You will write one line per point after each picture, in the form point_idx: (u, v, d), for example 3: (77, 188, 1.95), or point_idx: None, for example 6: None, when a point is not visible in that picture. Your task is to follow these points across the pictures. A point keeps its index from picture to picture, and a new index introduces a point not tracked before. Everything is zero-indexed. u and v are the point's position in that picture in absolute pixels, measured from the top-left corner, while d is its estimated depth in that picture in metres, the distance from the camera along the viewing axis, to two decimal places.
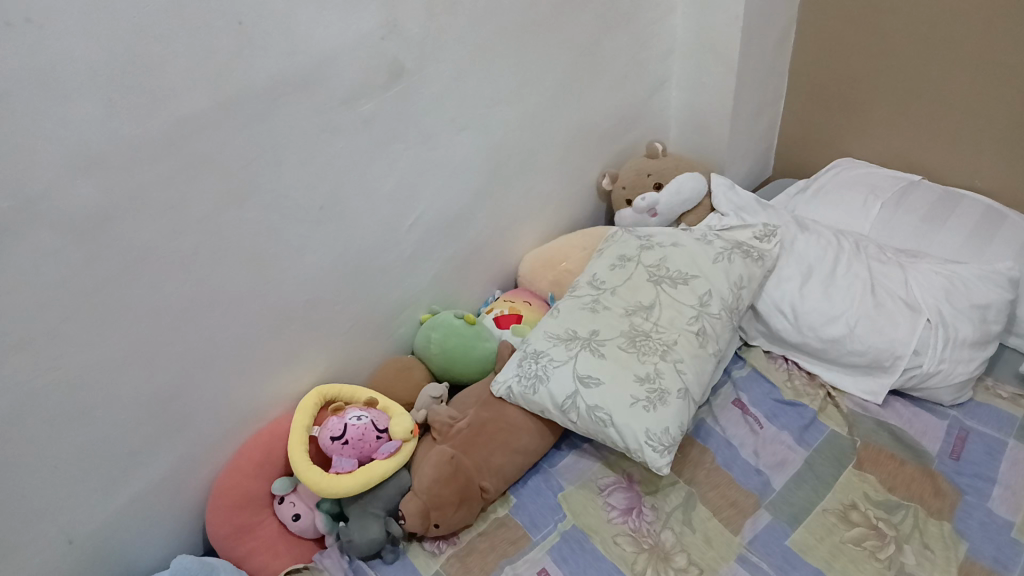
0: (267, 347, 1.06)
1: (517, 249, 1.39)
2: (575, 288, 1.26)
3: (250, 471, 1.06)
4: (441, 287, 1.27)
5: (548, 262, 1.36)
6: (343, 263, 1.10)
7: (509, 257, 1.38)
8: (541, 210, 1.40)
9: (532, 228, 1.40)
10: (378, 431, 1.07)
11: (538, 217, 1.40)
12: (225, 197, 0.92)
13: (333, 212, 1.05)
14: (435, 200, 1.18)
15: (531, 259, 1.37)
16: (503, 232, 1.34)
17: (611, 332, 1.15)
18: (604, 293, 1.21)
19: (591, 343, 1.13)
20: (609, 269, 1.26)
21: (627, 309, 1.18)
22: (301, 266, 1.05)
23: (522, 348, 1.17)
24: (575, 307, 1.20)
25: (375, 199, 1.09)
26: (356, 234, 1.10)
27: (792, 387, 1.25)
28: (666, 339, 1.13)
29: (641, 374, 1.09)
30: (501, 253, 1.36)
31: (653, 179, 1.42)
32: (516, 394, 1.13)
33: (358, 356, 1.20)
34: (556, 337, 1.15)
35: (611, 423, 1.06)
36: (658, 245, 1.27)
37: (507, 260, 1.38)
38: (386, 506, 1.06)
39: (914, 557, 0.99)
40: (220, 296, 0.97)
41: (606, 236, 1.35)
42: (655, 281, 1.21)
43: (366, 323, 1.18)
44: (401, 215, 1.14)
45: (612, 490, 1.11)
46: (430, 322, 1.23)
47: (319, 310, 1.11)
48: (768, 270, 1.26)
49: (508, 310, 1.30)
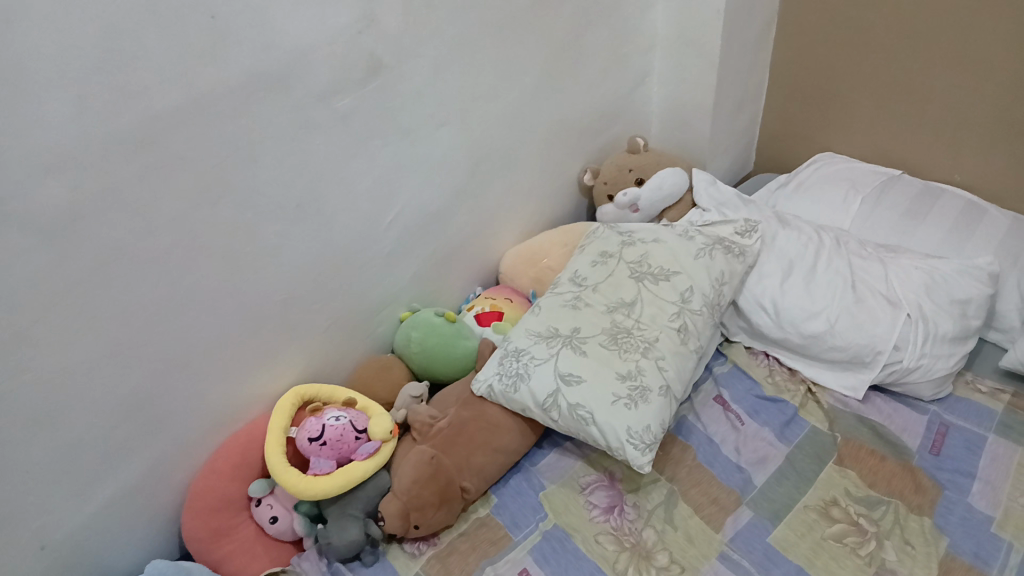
0: (244, 346, 1.05)
1: (498, 245, 1.38)
2: (556, 285, 1.25)
3: (227, 473, 1.05)
4: (421, 284, 1.26)
5: (529, 258, 1.35)
6: (321, 261, 1.09)
7: (490, 253, 1.37)
8: (522, 206, 1.39)
9: (513, 225, 1.38)
10: (357, 432, 1.06)
11: (519, 212, 1.39)
12: (200, 195, 0.90)
13: (310, 209, 1.03)
14: (415, 197, 1.17)
15: (513, 255, 1.36)
16: (484, 229, 1.33)
17: (592, 329, 1.14)
18: (586, 290, 1.21)
19: (573, 340, 1.12)
20: (590, 266, 1.25)
21: (608, 306, 1.17)
22: (277, 265, 1.03)
23: (503, 346, 1.16)
24: (556, 304, 1.19)
25: (353, 195, 1.08)
26: (335, 231, 1.08)
27: (773, 383, 1.25)
28: (647, 336, 1.12)
29: (623, 371, 1.08)
30: (482, 250, 1.35)
31: (634, 175, 1.41)
32: (497, 392, 1.12)
33: (337, 354, 1.19)
34: (537, 335, 1.14)
35: (592, 421, 1.05)
36: (639, 241, 1.26)
37: (487, 257, 1.37)
38: (366, 508, 1.05)
39: (894, 553, 0.99)
40: (195, 295, 0.96)
41: (587, 233, 1.34)
42: (636, 277, 1.20)
43: (345, 322, 1.17)
44: (380, 212, 1.13)
45: (594, 488, 1.10)
46: (411, 319, 1.22)
47: (297, 309, 1.09)
48: (749, 266, 1.26)
49: (490, 306, 1.28)
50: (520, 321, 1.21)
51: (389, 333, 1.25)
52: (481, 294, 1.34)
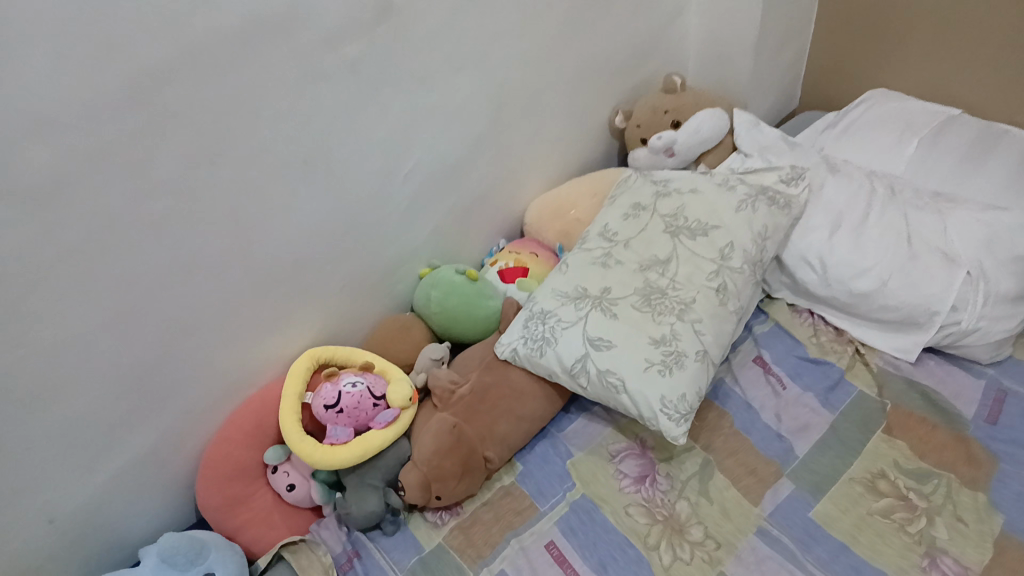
0: (254, 309, 0.99)
1: (522, 195, 1.29)
2: (586, 240, 1.17)
3: (243, 441, 1.01)
4: (441, 238, 1.19)
5: (557, 209, 1.26)
6: (333, 218, 1.02)
7: (513, 203, 1.28)
8: (549, 153, 1.30)
9: (538, 172, 1.30)
10: (375, 399, 1.00)
11: (544, 159, 1.29)
12: (202, 154, 0.84)
13: (319, 163, 0.96)
14: (432, 147, 1.09)
15: (540, 206, 1.28)
16: (508, 179, 1.24)
17: (625, 290, 1.07)
18: (617, 246, 1.13)
19: (603, 301, 1.06)
20: (621, 219, 1.17)
21: (641, 264, 1.10)
22: (286, 224, 0.97)
23: (528, 306, 1.10)
24: (585, 261, 1.12)
25: (365, 146, 1.00)
26: (347, 185, 1.01)
27: (818, 343, 1.16)
28: (683, 297, 1.06)
29: (656, 336, 1.02)
30: (504, 200, 1.26)
31: (671, 116, 1.31)
32: (522, 357, 1.05)
33: (352, 314, 1.12)
34: (564, 295, 1.07)
35: (623, 389, 1.00)
36: (675, 192, 1.18)
37: (511, 207, 1.29)
38: (387, 477, 1.00)
39: (945, 531, 0.93)
40: (200, 259, 0.90)
41: (619, 185, 1.25)
42: (672, 232, 1.13)
43: (360, 282, 1.11)
44: (398, 164, 1.05)
45: (625, 456, 1.04)
46: (433, 274, 1.14)
47: (308, 268, 1.03)
48: (795, 219, 1.18)
49: (515, 262, 1.21)
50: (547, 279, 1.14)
51: (408, 290, 1.18)
52: (506, 247, 1.26)
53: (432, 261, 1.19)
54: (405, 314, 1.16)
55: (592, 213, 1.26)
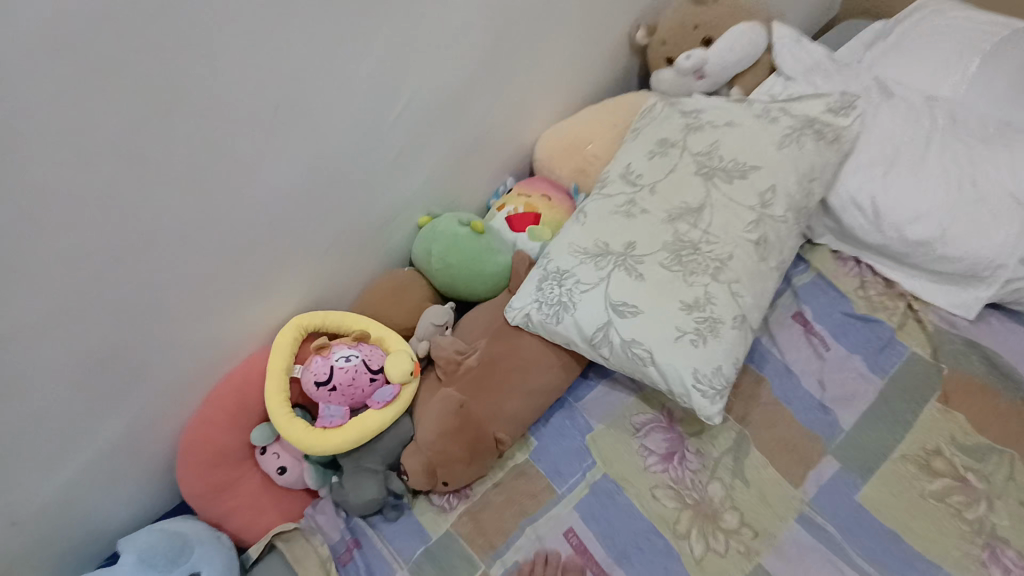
0: (231, 278, 0.87)
1: (530, 128, 1.14)
2: (606, 184, 1.04)
3: (224, 422, 0.90)
4: (439, 183, 1.05)
5: (571, 144, 1.12)
6: (316, 171, 0.88)
7: (519, 138, 1.14)
8: (561, 78, 1.14)
9: (549, 100, 1.14)
10: (371, 374, 0.89)
11: (555, 87, 1.14)
12: (157, 112, 0.69)
13: (297, 111, 0.81)
14: (428, 82, 0.93)
15: (550, 139, 1.13)
16: (514, 110, 1.09)
17: (652, 246, 0.94)
18: (641, 192, 1.00)
19: (627, 259, 0.93)
20: (646, 159, 1.03)
21: (670, 213, 0.97)
22: (262, 182, 0.83)
23: (541, 263, 0.98)
24: (606, 210, 0.99)
25: (350, 87, 0.85)
26: (331, 132, 0.86)
27: (865, 298, 1.04)
28: (719, 253, 0.94)
29: (689, 300, 0.90)
30: (510, 135, 1.12)
31: (701, 33, 1.14)
32: (535, 323, 0.94)
33: (342, 273, 1.00)
34: (583, 252, 0.95)
35: (651, 362, 0.88)
36: (708, 125, 1.04)
37: (517, 143, 1.14)
38: (385, 459, 0.91)
39: (1008, 517, 0.83)
40: (164, 232, 0.76)
41: (642, 117, 1.10)
42: (704, 175, 0.99)
43: (349, 236, 0.98)
44: (389, 103, 0.91)
45: (650, 430, 0.93)
46: (434, 224, 1.01)
47: (291, 228, 0.90)
48: (845, 154, 1.04)
49: (524, 207, 1.08)
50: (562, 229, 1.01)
51: (404, 242, 1.06)
52: (514, 188, 1.12)
53: (430, 209, 1.06)
54: (404, 269, 1.04)
55: (611, 148, 1.11)
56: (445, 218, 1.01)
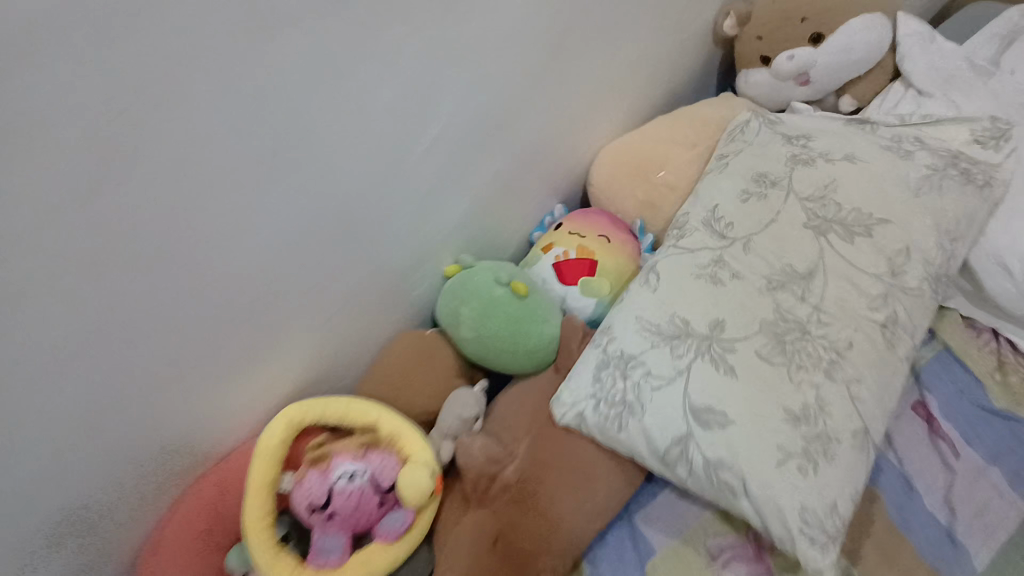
0: (212, 364, 0.66)
1: (585, 146, 0.92)
2: (683, 232, 0.81)
3: (191, 551, 0.68)
4: (476, 220, 0.84)
5: (643, 166, 0.89)
6: (321, 222, 0.67)
7: (570, 158, 0.92)
8: (626, 86, 0.92)
9: (611, 114, 0.92)
10: (380, 494, 0.69)
11: (618, 94, 0.92)
12: (90, 164, 0.49)
13: (293, 149, 0.61)
14: (461, 96, 0.72)
15: (613, 157, 0.90)
16: (568, 127, 0.87)
17: (745, 328, 0.73)
18: (731, 248, 0.77)
19: (712, 347, 0.72)
20: (738, 200, 0.80)
21: (769, 279, 0.75)
22: (247, 243, 0.62)
23: (599, 340, 0.76)
24: (684, 271, 0.77)
25: (361, 113, 0.64)
26: (336, 172, 0.66)
27: (1007, 386, 0.83)
28: (834, 341, 0.72)
29: (794, 408, 0.69)
30: (560, 156, 0.90)
31: (810, 28, 0.88)
32: (590, 425, 0.73)
33: (358, 342, 0.79)
34: (655, 332, 0.73)
35: (744, 492, 0.67)
36: (820, 157, 0.80)
37: (569, 164, 0.92)
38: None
39: None
40: (102, 315, 0.55)
41: (728, 141, 0.87)
42: (814, 229, 0.76)
43: (362, 300, 0.76)
44: (413, 127, 0.70)
45: (729, 561, 0.72)
46: (463, 277, 0.80)
47: (290, 296, 0.69)
48: (995, 201, 0.80)
49: (577, 252, 0.86)
50: (626, 292, 0.79)
51: (430, 297, 0.85)
52: (563, 221, 0.90)
53: (463, 254, 0.84)
54: (426, 329, 0.83)
55: (693, 177, 0.88)
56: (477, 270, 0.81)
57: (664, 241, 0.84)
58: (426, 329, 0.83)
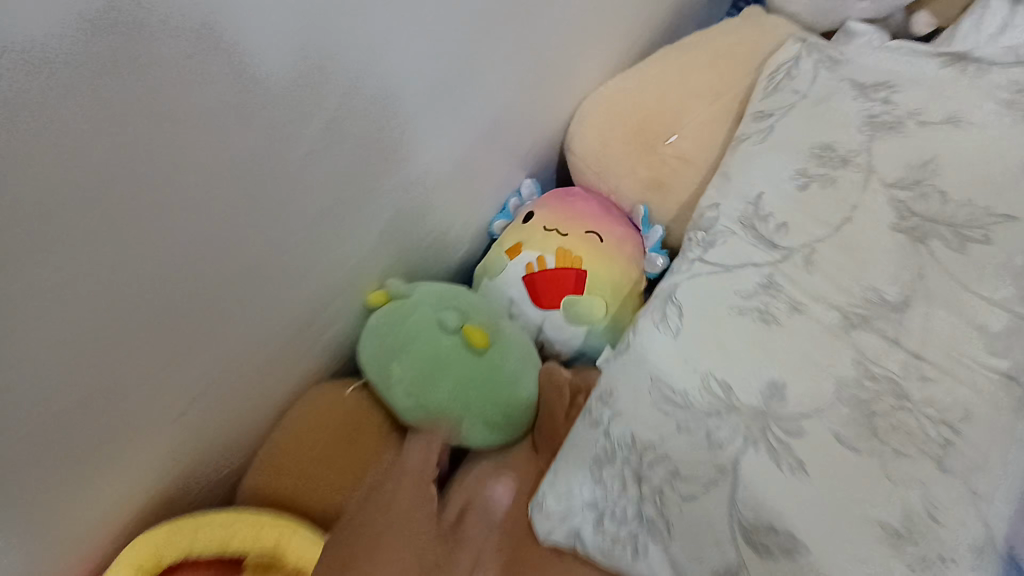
0: (42, 525, 0.43)
1: (552, 102, 0.67)
2: (713, 241, 0.56)
3: None
4: (410, 224, 0.60)
5: (647, 132, 0.66)
6: (189, 289, 0.44)
7: (537, 120, 0.67)
8: (609, 22, 0.67)
9: (590, 61, 0.68)
10: None
11: (596, 33, 0.67)
12: None
13: (121, 203, 0.36)
14: (388, 63, 0.47)
15: (603, 119, 0.67)
16: (534, 86, 0.63)
17: (814, 398, 0.48)
18: (785, 267, 0.53)
19: (768, 431, 0.48)
20: (792, 189, 0.55)
21: (843, 316, 0.50)
22: (59, 362, 0.38)
23: (597, 414, 0.53)
24: (717, 303, 0.53)
25: (243, 134, 0.40)
26: (207, 218, 0.41)
27: None
28: (948, 413, 0.46)
29: (901, 527, 0.44)
30: (524, 119, 0.65)
31: None
32: (591, 546, 0.51)
33: (257, 420, 0.56)
34: (677, 405, 0.50)
35: None
36: (913, 118, 0.54)
37: (534, 131, 0.67)
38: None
39: None
40: None
41: (768, 96, 0.62)
42: (909, 232, 0.50)
43: (259, 366, 0.53)
44: (328, 127, 0.45)
45: None
46: (397, 317, 0.57)
47: (149, 399, 0.45)
48: None
49: (557, 260, 0.61)
50: (634, 332, 0.55)
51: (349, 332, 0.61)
52: (534, 209, 0.64)
53: (390, 277, 0.61)
54: (343, 384, 0.60)
55: (722, 145, 0.64)
56: (411, 314, 0.58)
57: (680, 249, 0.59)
58: (344, 385, 0.60)
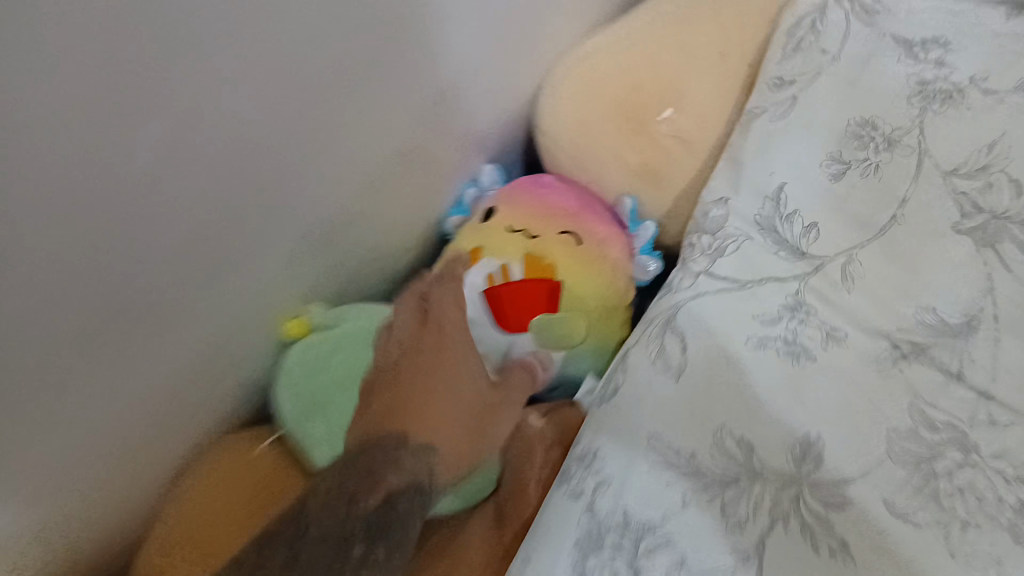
0: None
1: (514, 72, 0.54)
2: (724, 249, 0.45)
3: None
4: (340, 242, 0.48)
5: (636, 111, 0.54)
6: (48, 400, 0.32)
7: (494, 97, 0.54)
8: None
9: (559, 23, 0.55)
10: None
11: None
12: None
13: None
14: (269, 49, 0.33)
15: (577, 99, 0.54)
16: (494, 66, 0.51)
17: (861, 458, 0.36)
18: (817, 284, 0.41)
19: (803, 506, 0.36)
20: (821, 183, 0.43)
21: (888, 350, 0.39)
22: None
23: (576, 484, 0.40)
24: (728, 332, 0.41)
25: (40, 172, 0.26)
26: (34, 311, 0.29)
27: None
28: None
29: None
30: (478, 96, 0.52)
31: None
32: None
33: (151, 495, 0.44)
34: (679, 468, 0.38)
35: None
36: (973, 81, 0.41)
37: (494, 114, 0.55)
38: (319, 526, 0.34)
39: None
40: None
41: (785, 58, 0.49)
42: (973, 233, 0.38)
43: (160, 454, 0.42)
44: (179, 154, 0.31)
45: None
46: (307, 338, 0.49)
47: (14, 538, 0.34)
48: None
49: (525, 270, 0.50)
50: (624, 370, 0.43)
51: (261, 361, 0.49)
52: (495, 205, 0.54)
53: (309, 301, 0.49)
54: (256, 438, 0.49)
55: (727, 122, 0.54)
56: (321, 328, 0.50)
57: (680, 257, 0.48)
58: (255, 439, 0.49)
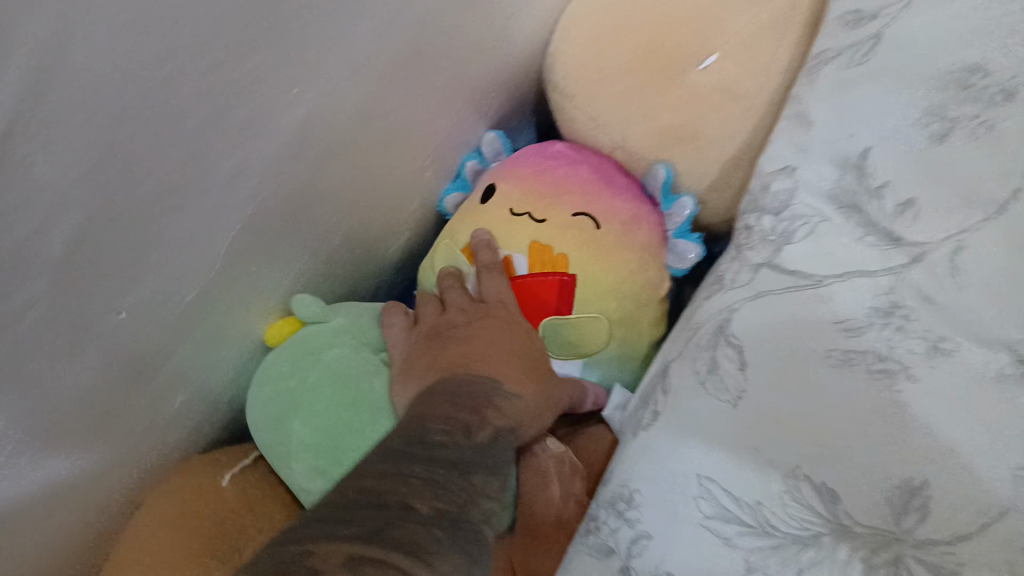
0: None
1: (519, 21, 0.45)
2: (793, 233, 0.36)
3: None
4: (316, 231, 0.40)
5: (660, 65, 0.43)
6: None
7: (490, 52, 0.44)
8: None
9: None
10: None
11: None
12: None
13: None
14: (156, 24, 0.25)
15: (592, 54, 0.45)
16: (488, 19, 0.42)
17: (978, 512, 0.26)
18: (917, 278, 0.31)
19: (906, 574, 0.26)
20: (910, 151, 0.34)
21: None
22: None
23: (607, 539, 0.33)
24: (795, 344, 0.32)
25: None
26: None
27: None
28: None
29: None
30: (469, 53, 0.43)
31: None
32: None
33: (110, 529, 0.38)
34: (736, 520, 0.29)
35: None
36: None
37: (496, 72, 0.46)
38: (434, 501, 0.28)
39: None
40: None
41: None
42: None
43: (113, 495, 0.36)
44: (63, 180, 0.25)
45: None
46: (293, 336, 0.42)
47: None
48: None
49: (529, 262, 0.43)
50: (665, 393, 0.36)
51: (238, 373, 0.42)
52: (498, 181, 0.46)
53: (294, 295, 0.42)
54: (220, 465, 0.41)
55: (786, 64, 0.41)
56: (313, 325, 0.43)
57: (734, 242, 0.40)
58: (215, 472, 0.41)
